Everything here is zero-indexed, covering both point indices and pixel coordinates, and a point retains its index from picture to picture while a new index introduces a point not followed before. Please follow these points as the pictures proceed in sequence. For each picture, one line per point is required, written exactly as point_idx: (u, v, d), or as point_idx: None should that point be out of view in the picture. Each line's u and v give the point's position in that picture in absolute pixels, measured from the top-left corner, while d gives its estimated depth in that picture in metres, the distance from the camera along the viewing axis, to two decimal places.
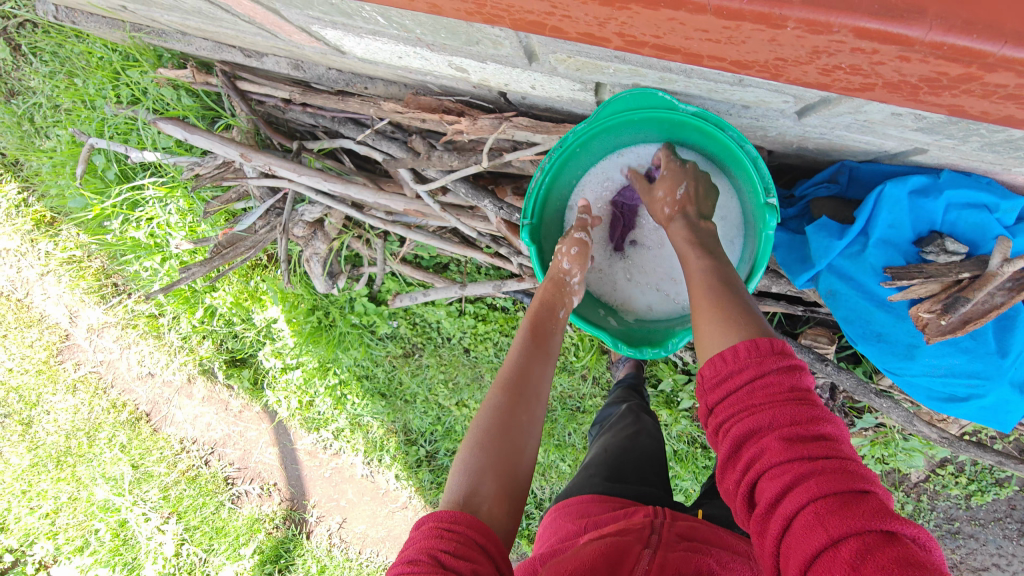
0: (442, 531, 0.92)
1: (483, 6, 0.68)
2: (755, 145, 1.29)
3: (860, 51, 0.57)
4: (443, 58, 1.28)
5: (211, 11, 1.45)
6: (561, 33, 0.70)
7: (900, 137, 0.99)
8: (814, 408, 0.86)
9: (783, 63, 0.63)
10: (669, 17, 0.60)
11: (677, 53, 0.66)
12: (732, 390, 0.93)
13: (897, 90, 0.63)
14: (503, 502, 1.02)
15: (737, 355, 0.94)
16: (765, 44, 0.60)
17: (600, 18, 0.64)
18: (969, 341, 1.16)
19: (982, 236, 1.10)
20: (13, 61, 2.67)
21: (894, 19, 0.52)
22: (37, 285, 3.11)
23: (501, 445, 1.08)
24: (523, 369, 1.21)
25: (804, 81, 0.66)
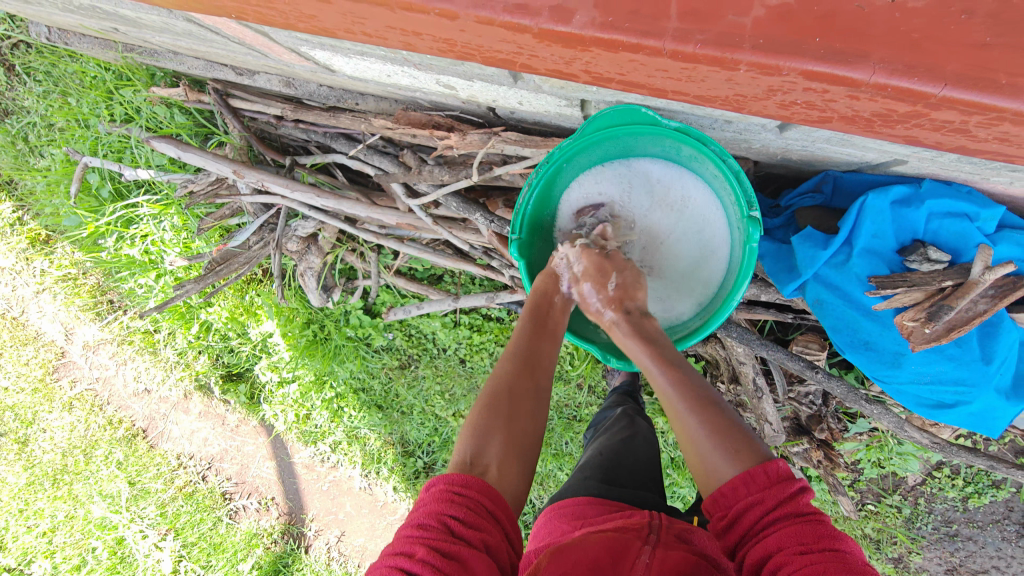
0: (451, 498, 0.95)
1: (453, 45, 0.70)
2: (740, 158, 1.30)
3: (812, 90, 0.60)
4: (431, 77, 1.30)
5: (201, 33, 1.47)
6: (531, 70, 0.71)
7: (880, 149, 1.01)
8: (821, 528, 0.89)
9: (743, 99, 0.66)
10: (631, 58, 0.62)
11: (644, 88, 0.68)
12: (742, 525, 0.96)
13: (852, 124, 0.66)
14: (512, 467, 1.05)
15: (737, 489, 0.98)
16: (723, 82, 0.63)
17: (565, 58, 0.66)
18: (954, 349, 1.18)
19: (964, 245, 1.11)
20: (7, 81, 2.69)
21: (841, 63, 0.56)
22: (33, 303, 3.12)
23: (509, 410, 1.12)
24: (529, 345, 1.25)
25: (765, 113, 0.68)
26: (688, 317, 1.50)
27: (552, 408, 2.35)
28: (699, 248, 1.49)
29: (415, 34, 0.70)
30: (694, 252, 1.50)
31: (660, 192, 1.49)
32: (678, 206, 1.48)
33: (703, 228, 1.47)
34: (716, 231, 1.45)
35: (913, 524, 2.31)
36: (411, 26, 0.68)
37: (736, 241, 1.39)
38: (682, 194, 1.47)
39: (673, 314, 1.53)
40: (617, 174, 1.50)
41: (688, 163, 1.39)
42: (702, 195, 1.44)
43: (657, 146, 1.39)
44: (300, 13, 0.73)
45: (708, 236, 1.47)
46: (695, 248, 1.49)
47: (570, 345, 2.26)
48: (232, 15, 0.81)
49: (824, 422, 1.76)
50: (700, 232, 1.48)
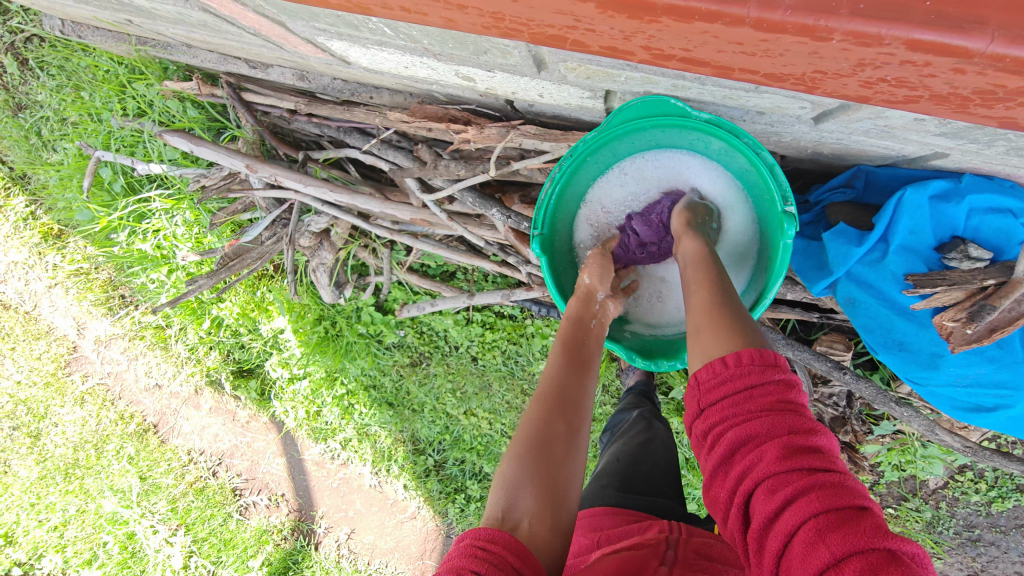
0: (473, 553, 0.92)
1: (501, 19, 0.67)
2: (769, 150, 1.26)
3: (910, 63, 0.57)
4: (450, 68, 1.26)
5: (216, 24, 1.44)
6: (582, 47, 0.69)
7: (921, 141, 0.97)
8: (809, 421, 0.88)
9: (821, 76, 0.63)
10: (702, 30, 0.59)
11: (707, 65, 0.66)
12: (729, 395, 0.95)
13: (944, 103, 0.63)
14: (546, 521, 0.99)
15: (740, 358, 0.96)
16: (804, 56, 0.59)
17: (626, 32, 0.63)
18: (995, 350, 1.13)
19: (1007, 241, 1.06)
20: (21, 75, 2.70)
21: (952, 30, 0.51)
22: (45, 297, 3.12)
23: (544, 457, 1.05)
24: (563, 381, 1.17)
25: (841, 92, 0.66)
26: None
27: None
28: (730, 243, 1.45)
29: (461, 7, 0.67)
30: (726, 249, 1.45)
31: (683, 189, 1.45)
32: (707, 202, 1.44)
33: (727, 225, 1.44)
34: (741, 229, 1.42)
35: (935, 528, 2.27)
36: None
37: (766, 237, 1.36)
38: (709, 188, 1.43)
39: None
40: (640, 168, 1.46)
41: (716, 157, 1.35)
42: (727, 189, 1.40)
43: (683, 140, 1.35)
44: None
45: (734, 234, 1.44)
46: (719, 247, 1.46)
47: None
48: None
49: (849, 424, 1.71)
50: (725, 229, 1.45)
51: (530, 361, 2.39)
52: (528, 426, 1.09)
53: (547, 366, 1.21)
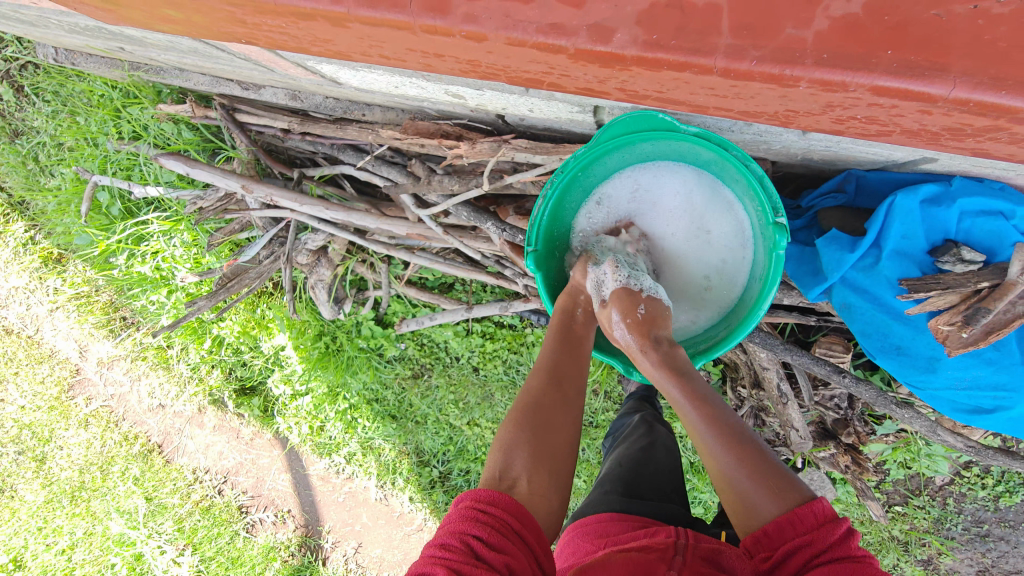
0: (474, 515, 0.96)
1: (480, 64, 0.69)
2: (759, 158, 1.27)
3: (877, 106, 0.61)
4: (439, 87, 1.28)
5: (208, 51, 1.46)
6: (559, 87, 0.71)
7: (908, 150, 0.98)
8: (870, 565, 0.91)
9: (794, 113, 0.67)
10: (674, 76, 0.63)
11: (683, 104, 0.69)
12: (785, 553, 0.97)
13: (917, 137, 0.67)
14: (541, 480, 1.04)
15: (783, 530, 0.99)
16: (775, 98, 0.63)
17: (600, 77, 0.66)
18: (992, 352, 1.11)
19: (999, 243, 1.06)
20: (16, 102, 2.72)
21: (916, 77, 0.56)
22: (47, 321, 3.14)
23: (538, 423, 1.11)
24: (558, 357, 1.24)
25: (817, 127, 0.69)
26: (711, 326, 1.47)
27: None
28: (725, 253, 1.45)
29: (439, 55, 0.69)
30: (721, 258, 1.45)
31: (673, 199, 1.45)
32: (698, 214, 1.45)
33: (719, 234, 1.44)
34: (735, 237, 1.42)
35: (942, 525, 2.45)
36: (437, 47, 0.67)
37: (760, 247, 1.36)
38: (697, 199, 1.43)
39: (698, 323, 1.50)
40: (630, 179, 1.46)
41: (707, 167, 1.35)
42: (717, 199, 1.40)
43: (672, 152, 1.34)
44: (315, 37, 0.71)
45: (726, 242, 1.44)
46: (711, 255, 1.46)
47: None
48: (245, 40, 0.79)
49: (851, 425, 1.70)
50: (717, 237, 1.44)
51: (531, 369, 2.40)
52: (525, 395, 1.16)
53: (543, 346, 1.27)
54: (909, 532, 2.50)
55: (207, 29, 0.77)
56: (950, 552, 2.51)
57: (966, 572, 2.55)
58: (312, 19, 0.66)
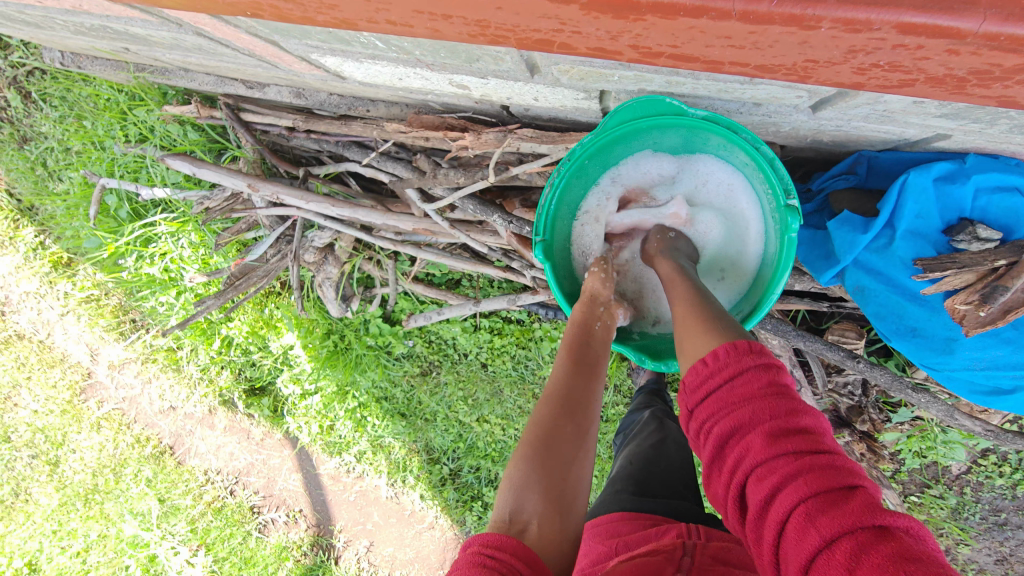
0: (483, 562, 0.90)
1: (486, 27, 0.66)
2: (769, 141, 1.25)
3: (902, 47, 0.57)
4: (443, 77, 1.27)
5: (212, 47, 1.46)
6: (570, 49, 0.69)
7: (923, 125, 0.96)
8: (792, 403, 0.88)
9: (813, 65, 0.63)
10: (689, 25, 0.59)
11: (697, 60, 0.66)
12: (710, 393, 0.95)
13: (942, 84, 0.63)
14: (552, 527, 0.98)
15: (715, 361, 0.96)
16: (796, 46, 0.60)
17: (612, 32, 0.63)
18: (1012, 332, 1.07)
19: (1017, 220, 1.03)
20: (24, 108, 2.74)
21: (941, 12, 0.52)
22: (58, 325, 3.17)
23: (550, 462, 1.04)
24: (571, 381, 1.17)
25: (836, 80, 0.66)
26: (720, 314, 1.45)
27: None
28: (733, 236, 1.43)
29: (446, 16, 0.66)
30: (731, 241, 1.43)
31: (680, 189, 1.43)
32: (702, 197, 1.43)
33: (727, 222, 1.42)
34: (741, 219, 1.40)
35: (960, 515, 2.43)
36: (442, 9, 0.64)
37: (771, 228, 1.34)
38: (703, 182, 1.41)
39: None
40: (634, 166, 1.45)
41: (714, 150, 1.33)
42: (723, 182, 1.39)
43: (679, 136, 1.33)
44: (319, 4, 0.68)
45: (733, 230, 1.42)
46: (720, 244, 1.43)
47: None
48: (246, 14, 0.77)
49: (866, 413, 1.68)
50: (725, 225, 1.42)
51: (540, 364, 2.39)
52: (536, 429, 1.09)
53: (553, 369, 1.20)
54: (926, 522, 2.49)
55: (202, 2, 0.74)
56: (968, 542, 2.48)
57: (986, 561, 2.52)
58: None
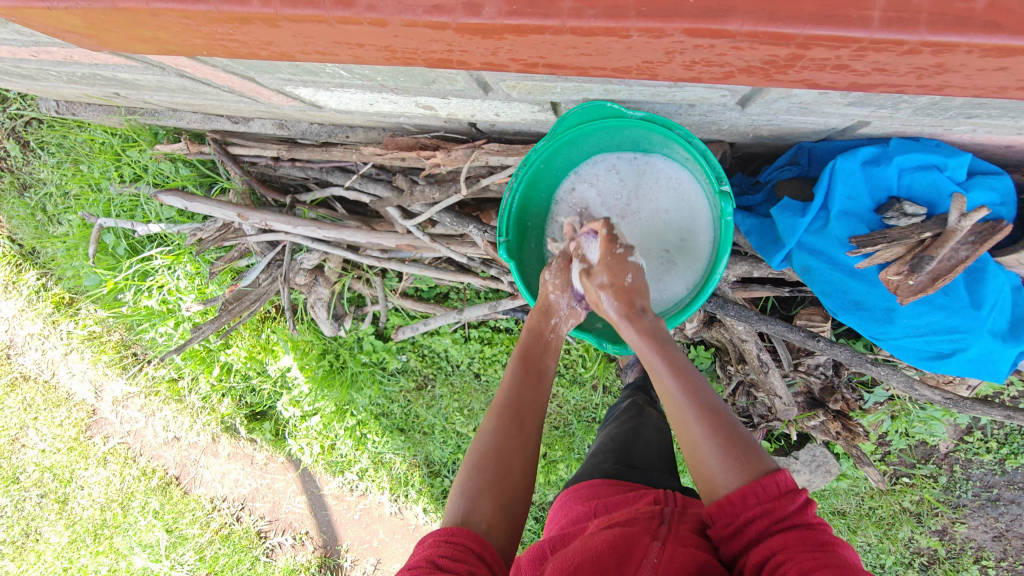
0: (441, 541, 0.97)
1: (394, 53, 0.74)
2: (716, 138, 1.34)
3: (702, 46, 0.66)
4: (409, 100, 1.37)
5: (196, 87, 1.57)
6: (466, 65, 0.77)
7: (840, 114, 1.05)
8: (822, 532, 0.95)
9: (652, 65, 0.73)
10: (542, 40, 0.68)
11: (567, 68, 0.75)
12: (743, 527, 1.00)
13: (753, 74, 0.73)
14: (498, 526, 1.05)
15: (746, 498, 1.01)
16: (625, 51, 0.69)
17: (491, 49, 0.71)
18: (942, 298, 1.12)
19: (939, 196, 1.12)
20: (23, 157, 2.87)
21: (712, 18, 0.61)
22: (62, 365, 3.25)
23: (494, 467, 1.11)
24: (517, 389, 1.26)
25: (676, 76, 0.76)
26: (680, 298, 1.44)
27: (572, 413, 2.53)
28: (688, 227, 1.42)
29: (361, 44, 0.72)
30: (686, 232, 1.42)
31: (630, 176, 1.45)
32: (655, 191, 1.43)
33: (680, 213, 1.42)
34: (694, 212, 1.40)
35: (952, 493, 2.48)
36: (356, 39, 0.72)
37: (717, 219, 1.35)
38: (655, 176, 1.42)
39: (668, 295, 1.47)
40: (593, 168, 1.47)
41: (665, 149, 1.36)
42: (675, 175, 1.40)
43: (629, 138, 1.36)
44: (255, 42, 0.73)
45: (685, 214, 1.42)
46: (673, 228, 1.43)
47: (581, 348, 2.43)
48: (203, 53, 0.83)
49: (838, 392, 1.74)
50: (677, 210, 1.42)
51: None
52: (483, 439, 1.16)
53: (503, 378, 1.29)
54: (919, 503, 2.53)
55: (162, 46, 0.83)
56: (962, 520, 2.52)
57: (983, 539, 2.56)
58: (244, 22, 0.69)
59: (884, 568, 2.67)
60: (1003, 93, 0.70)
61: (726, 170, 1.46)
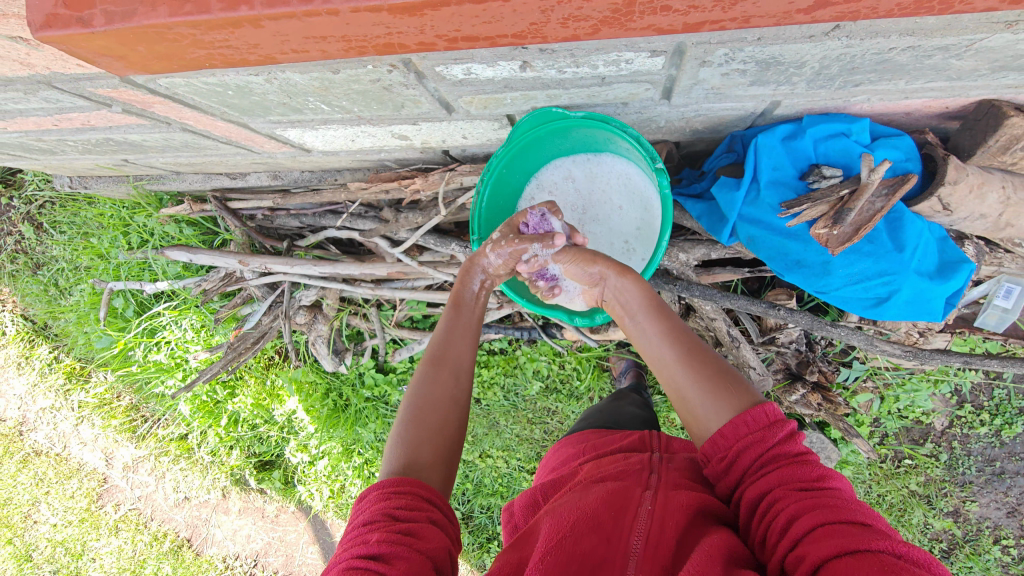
0: (390, 494, 1.04)
1: (349, 41, 0.85)
2: (660, 137, 1.50)
3: (565, 4, 0.77)
4: (386, 131, 1.56)
5: (197, 141, 1.75)
6: (406, 47, 0.87)
7: (751, 96, 1.20)
8: (816, 468, 0.96)
9: (537, 27, 0.82)
10: (452, 12, 0.77)
11: (481, 38, 0.85)
12: (739, 461, 1.03)
13: (613, 26, 0.83)
14: (437, 469, 1.16)
15: (737, 429, 1.04)
16: (513, 15, 0.79)
17: (420, 27, 0.82)
18: (868, 246, 1.28)
19: (850, 158, 1.26)
20: (37, 237, 3.07)
21: None
22: (73, 436, 3.32)
23: (431, 421, 1.20)
24: (445, 343, 1.34)
25: (558, 36, 0.86)
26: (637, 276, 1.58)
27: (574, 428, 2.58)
28: (640, 214, 1.58)
29: (323, 37, 0.84)
30: (638, 219, 1.59)
31: (583, 180, 1.62)
32: (608, 187, 1.60)
33: (632, 204, 1.58)
34: (643, 201, 1.57)
35: (956, 470, 2.48)
36: (315, 31, 0.82)
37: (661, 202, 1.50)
38: (606, 174, 1.60)
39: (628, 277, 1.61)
40: (551, 174, 1.64)
41: (610, 148, 1.53)
42: (622, 170, 1.58)
43: (579, 142, 1.54)
44: (244, 45, 0.85)
45: (637, 204, 1.58)
46: (629, 219, 1.59)
47: (574, 361, 2.51)
48: (208, 67, 0.94)
49: (814, 364, 1.85)
50: (629, 202, 1.59)
51: (528, 388, 2.55)
52: (416, 390, 1.24)
53: (433, 334, 1.36)
54: (927, 485, 2.52)
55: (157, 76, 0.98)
56: (973, 498, 2.51)
57: (997, 516, 2.53)
58: (236, 26, 0.79)
59: None
60: (792, 18, 0.81)
61: (675, 167, 1.63)
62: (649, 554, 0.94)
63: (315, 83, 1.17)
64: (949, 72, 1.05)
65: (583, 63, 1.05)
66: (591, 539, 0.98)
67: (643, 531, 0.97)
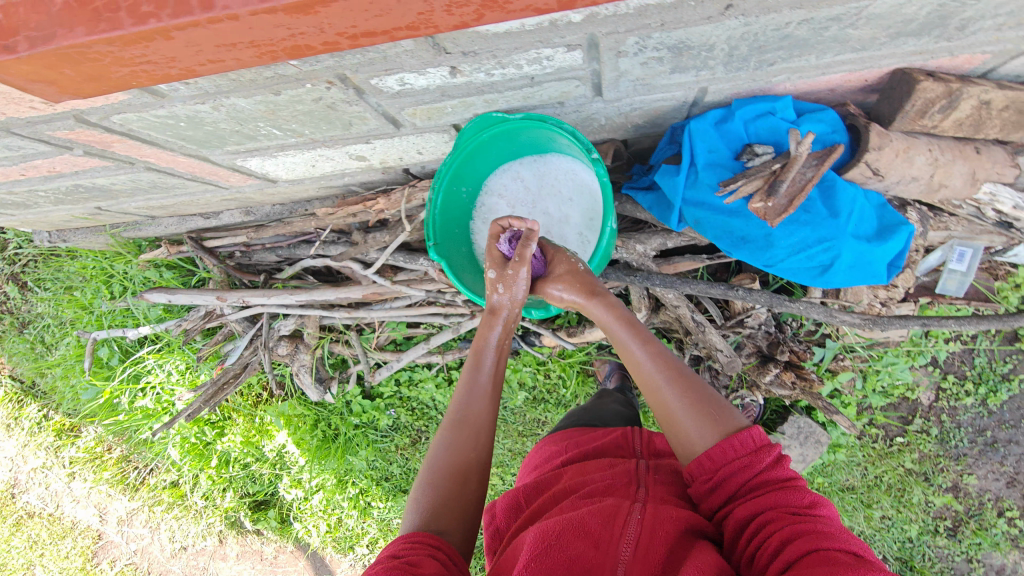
0: (401, 539, 1.07)
1: (260, 46, 0.91)
2: (605, 136, 1.56)
3: None
4: (343, 153, 1.61)
5: (163, 181, 1.80)
6: (312, 49, 0.94)
7: (677, 85, 1.26)
8: (806, 496, 0.98)
9: (428, 16, 0.88)
10: (348, 8, 0.83)
11: (381, 33, 0.91)
12: (728, 483, 1.05)
13: (496, 10, 0.88)
14: (456, 530, 1.14)
15: (725, 453, 1.06)
16: (400, 4, 0.84)
17: (321, 26, 0.87)
18: (805, 215, 1.33)
19: (778, 135, 1.33)
20: (22, 296, 3.10)
21: None
22: (66, 494, 3.27)
23: (451, 481, 1.20)
24: (466, 403, 1.34)
25: (449, 25, 0.91)
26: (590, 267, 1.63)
27: None
28: (590, 207, 1.64)
29: (235, 44, 0.89)
30: (588, 211, 1.65)
31: (532, 180, 1.68)
32: (557, 185, 1.66)
33: (580, 198, 1.64)
34: (591, 194, 1.63)
35: (949, 445, 2.46)
36: (226, 39, 0.88)
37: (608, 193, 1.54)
38: (554, 172, 1.66)
39: None
40: (501, 179, 1.70)
41: (554, 146, 1.60)
42: (568, 167, 1.65)
43: (524, 143, 1.60)
44: (163, 58, 0.91)
45: (586, 197, 1.65)
46: (580, 211, 1.65)
47: (559, 369, 2.52)
48: (137, 86, 1.00)
49: (784, 345, 1.86)
50: (577, 196, 1.65)
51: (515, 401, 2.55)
52: (436, 454, 1.24)
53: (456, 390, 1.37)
54: (922, 461, 2.49)
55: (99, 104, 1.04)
56: (970, 472, 2.48)
57: (997, 488, 2.49)
58: (148, 39, 0.85)
59: (912, 542, 2.53)
60: None
61: (626, 165, 1.68)
62: (638, 558, 0.95)
63: (261, 108, 1.24)
64: (852, 43, 1.12)
65: (507, 63, 1.12)
66: (580, 543, 0.98)
67: (633, 538, 0.98)
